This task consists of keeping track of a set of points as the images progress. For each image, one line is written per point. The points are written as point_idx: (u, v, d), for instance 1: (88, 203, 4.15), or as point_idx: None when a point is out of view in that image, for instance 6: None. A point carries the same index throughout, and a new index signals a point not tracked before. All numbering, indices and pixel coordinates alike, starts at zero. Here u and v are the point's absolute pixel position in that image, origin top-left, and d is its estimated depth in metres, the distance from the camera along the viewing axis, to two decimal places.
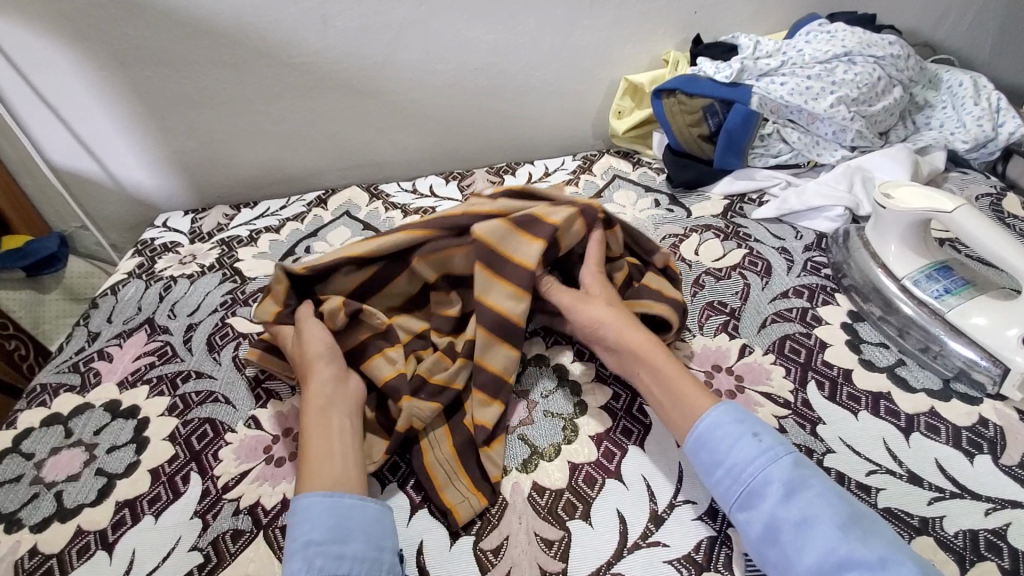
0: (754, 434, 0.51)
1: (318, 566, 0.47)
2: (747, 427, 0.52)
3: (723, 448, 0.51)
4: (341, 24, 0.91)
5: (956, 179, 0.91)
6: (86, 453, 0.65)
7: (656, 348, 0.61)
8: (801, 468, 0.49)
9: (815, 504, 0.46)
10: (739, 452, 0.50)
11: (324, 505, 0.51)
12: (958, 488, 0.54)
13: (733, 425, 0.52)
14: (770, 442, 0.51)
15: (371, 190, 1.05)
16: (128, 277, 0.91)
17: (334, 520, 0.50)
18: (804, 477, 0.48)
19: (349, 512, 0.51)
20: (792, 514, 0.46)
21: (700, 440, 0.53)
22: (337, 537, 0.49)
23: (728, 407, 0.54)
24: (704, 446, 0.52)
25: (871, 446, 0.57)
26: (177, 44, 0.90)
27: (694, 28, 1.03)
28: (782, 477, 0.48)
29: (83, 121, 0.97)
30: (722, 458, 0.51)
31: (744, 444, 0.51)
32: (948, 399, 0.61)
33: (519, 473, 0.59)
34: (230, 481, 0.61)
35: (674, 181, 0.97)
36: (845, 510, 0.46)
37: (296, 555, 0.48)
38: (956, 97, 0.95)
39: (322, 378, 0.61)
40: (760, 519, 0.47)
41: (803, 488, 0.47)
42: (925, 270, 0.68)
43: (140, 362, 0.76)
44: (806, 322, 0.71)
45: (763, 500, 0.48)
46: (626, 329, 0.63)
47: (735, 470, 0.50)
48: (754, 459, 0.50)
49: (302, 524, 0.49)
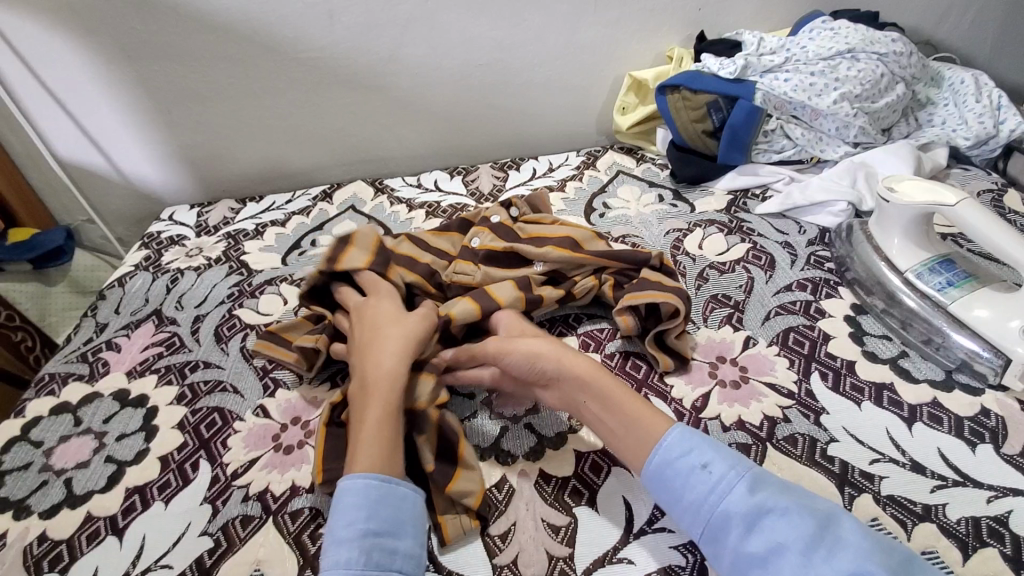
0: (703, 466, 0.49)
1: (373, 557, 0.47)
2: (696, 458, 0.50)
3: (678, 486, 0.50)
4: (348, 20, 0.92)
5: (957, 176, 0.92)
6: (95, 441, 0.66)
7: (603, 376, 0.58)
8: (757, 493, 0.47)
9: (777, 532, 0.44)
10: (693, 489, 0.49)
11: (383, 494, 0.50)
12: (960, 477, 0.54)
13: (681, 460, 0.50)
14: (720, 471, 0.48)
15: (377, 185, 1.06)
16: (135, 269, 0.91)
17: (390, 511, 0.50)
18: (762, 503, 0.46)
19: (402, 503, 0.51)
20: (756, 547, 0.44)
21: (655, 483, 0.51)
22: (394, 532, 0.49)
23: (674, 437, 0.52)
24: (660, 488, 0.51)
25: (874, 435, 0.58)
26: (184, 40, 0.90)
27: (698, 26, 1.04)
28: (739, 508, 0.46)
29: (90, 115, 0.98)
30: (679, 498, 0.49)
31: (696, 479, 0.49)
32: (951, 390, 0.62)
33: (525, 462, 0.59)
34: (239, 469, 0.62)
35: (678, 177, 0.97)
36: (813, 527, 0.44)
37: (349, 544, 0.47)
38: (958, 95, 0.96)
39: (396, 349, 0.60)
40: (728, 557, 0.46)
41: (762, 515, 0.45)
42: (927, 264, 0.69)
43: (148, 352, 0.76)
44: (809, 314, 0.71)
45: (726, 535, 0.46)
46: (569, 356, 0.59)
47: (692, 509, 0.48)
48: (707, 494, 0.48)
49: (357, 510, 0.49)
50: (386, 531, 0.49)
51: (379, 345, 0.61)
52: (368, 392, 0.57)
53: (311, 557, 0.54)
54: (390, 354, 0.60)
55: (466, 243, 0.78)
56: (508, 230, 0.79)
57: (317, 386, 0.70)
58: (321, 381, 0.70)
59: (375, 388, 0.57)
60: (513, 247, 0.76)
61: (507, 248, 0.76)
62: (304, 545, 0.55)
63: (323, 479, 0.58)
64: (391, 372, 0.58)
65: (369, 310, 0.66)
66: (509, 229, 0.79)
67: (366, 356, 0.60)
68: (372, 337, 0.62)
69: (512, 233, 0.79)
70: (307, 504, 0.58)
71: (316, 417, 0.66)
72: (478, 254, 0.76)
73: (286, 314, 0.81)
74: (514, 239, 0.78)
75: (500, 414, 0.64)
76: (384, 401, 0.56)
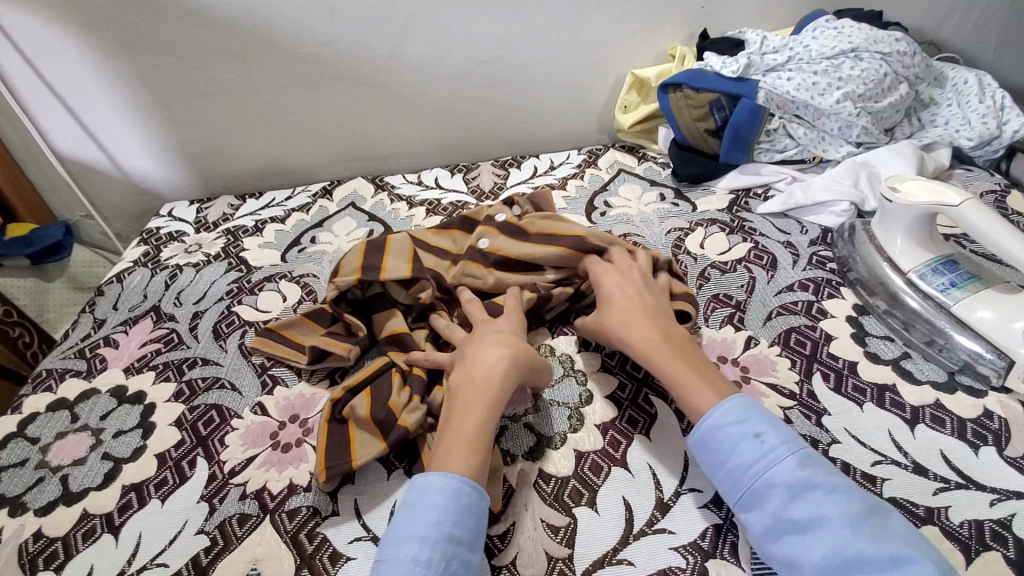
0: (755, 436, 0.52)
1: (450, 565, 0.46)
2: (750, 428, 0.53)
3: (725, 450, 0.53)
4: (349, 15, 0.91)
5: (960, 176, 0.91)
6: (92, 438, 0.66)
7: (662, 355, 0.60)
8: (807, 468, 0.50)
9: (821, 504, 0.47)
10: (741, 454, 0.52)
11: (471, 505, 0.50)
12: (963, 479, 0.54)
13: (734, 427, 0.53)
14: (772, 442, 0.51)
15: (377, 182, 1.05)
16: (134, 265, 0.91)
17: (474, 524, 0.49)
18: (809, 476, 0.49)
19: (484, 519, 0.50)
20: (798, 513, 0.47)
21: (700, 443, 0.54)
22: (472, 545, 0.48)
23: (728, 411, 0.54)
24: (706, 449, 0.54)
25: (876, 437, 0.58)
26: (184, 35, 0.90)
27: (700, 24, 1.03)
28: (786, 478, 0.49)
29: (89, 111, 0.97)
30: (724, 460, 0.52)
31: (746, 446, 0.52)
32: (953, 392, 0.61)
33: (525, 461, 0.59)
34: (237, 466, 0.61)
35: (679, 176, 0.96)
36: (856, 508, 0.47)
37: (433, 545, 0.47)
38: (961, 95, 0.95)
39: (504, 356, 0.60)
40: (766, 520, 0.48)
41: (809, 489, 0.48)
42: (931, 264, 0.68)
43: (146, 349, 0.76)
44: (811, 315, 0.71)
45: (768, 500, 0.49)
46: (644, 324, 0.63)
47: (736, 472, 0.51)
48: (757, 461, 0.51)
49: (445, 514, 0.49)
50: (467, 542, 0.48)
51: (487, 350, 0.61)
52: (467, 393, 0.57)
53: (308, 556, 0.54)
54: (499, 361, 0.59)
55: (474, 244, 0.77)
56: (514, 229, 0.77)
57: (315, 384, 0.69)
58: (320, 379, 0.70)
59: (478, 392, 0.57)
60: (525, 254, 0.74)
61: (516, 253, 0.74)
62: (301, 544, 0.55)
63: (327, 477, 0.57)
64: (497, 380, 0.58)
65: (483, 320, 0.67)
66: (514, 226, 0.77)
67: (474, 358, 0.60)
68: (478, 343, 0.62)
69: (519, 233, 0.77)
70: (304, 502, 0.58)
71: (314, 415, 0.66)
72: (489, 257, 0.75)
73: (286, 311, 0.80)
74: (522, 240, 0.76)
75: None
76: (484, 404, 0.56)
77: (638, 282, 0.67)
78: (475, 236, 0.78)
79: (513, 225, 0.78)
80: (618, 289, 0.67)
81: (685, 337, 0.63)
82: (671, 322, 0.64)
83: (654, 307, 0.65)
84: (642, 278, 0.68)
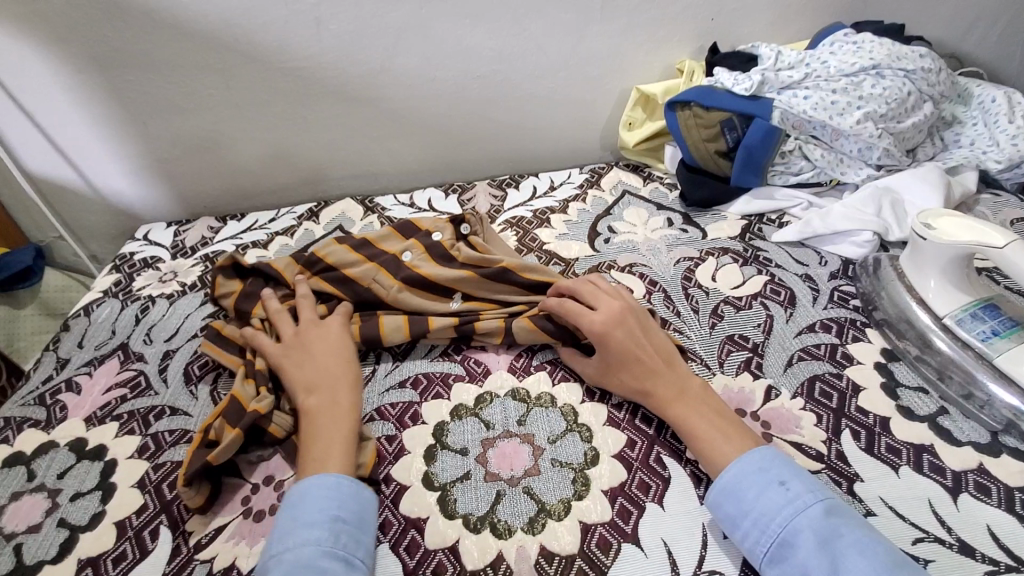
0: (780, 483, 0.49)
1: (339, 540, 0.49)
2: (773, 476, 0.50)
3: (750, 498, 0.49)
4: (336, 28, 0.85)
5: (988, 203, 0.86)
6: (47, 501, 0.59)
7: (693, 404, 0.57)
8: (833, 516, 0.46)
9: (847, 556, 0.44)
10: (765, 502, 0.48)
11: (354, 490, 0.53)
12: (1015, 561, 0.49)
13: (757, 473, 0.50)
14: (796, 490, 0.48)
15: (366, 203, 0.99)
16: (103, 296, 0.84)
17: (358, 506, 0.52)
18: (837, 525, 0.46)
19: (370, 503, 0.53)
20: (826, 567, 0.44)
21: (723, 490, 0.50)
22: (359, 525, 0.51)
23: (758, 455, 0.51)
24: (729, 497, 0.50)
25: (916, 509, 0.52)
26: (159, 48, 0.83)
27: (710, 36, 0.98)
28: (812, 527, 0.46)
29: (59, 127, 0.90)
30: (748, 507, 0.49)
31: (770, 493, 0.49)
32: (998, 455, 0.56)
33: (525, 535, 0.53)
34: (204, 539, 0.55)
35: (687, 200, 0.90)
36: (886, 560, 0.43)
37: (320, 526, 0.49)
38: (988, 114, 0.90)
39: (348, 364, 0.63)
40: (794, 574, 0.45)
41: (836, 538, 0.45)
42: (968, 309, 0.63)
43: (111, 395, 0.69)
44: (835, 360, 0.65)
45: (796, 552, 0.46)
46: (661, 374, 0.59)
47: (761, 522, 0.48)
48: (780, 508, 0.48)
49: (328, 501, 0.51)
50: (354, 524, 0.51)
51: (327, 364, 0.62)
52: (326, 405, 0.58)
53: None
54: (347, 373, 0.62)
55: (396, 255, 0.74)
56: (443, 252, 0.74)
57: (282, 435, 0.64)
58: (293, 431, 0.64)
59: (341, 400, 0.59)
60: (432, 273, 0.72)
61: (429, 272, 0.72)
62: None
63: (184, 480, 0.55)
64: (349, 386, 0.61)
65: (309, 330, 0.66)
66: (444, 250, 0.75)
67: (319, 370, 0.62)
68: (318, 354, 0.63)
69: (445, 253, 0.74)
70: None
71: (290, 476, 0.59)
72: (402, 269, 0.72)
73: None
74: (444, 259, 0.74)
75: (496, 475, 0.57)
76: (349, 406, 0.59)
77: (640, 334, 0.61)
78: (403, 246, 0.75)
79: (446, 247, 0.75)
80: (628, 347, 0.60)
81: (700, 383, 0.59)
82: (680, 367, 0.60)
83: (663, 349, 0.61)
84: (637, 321, 0.63)
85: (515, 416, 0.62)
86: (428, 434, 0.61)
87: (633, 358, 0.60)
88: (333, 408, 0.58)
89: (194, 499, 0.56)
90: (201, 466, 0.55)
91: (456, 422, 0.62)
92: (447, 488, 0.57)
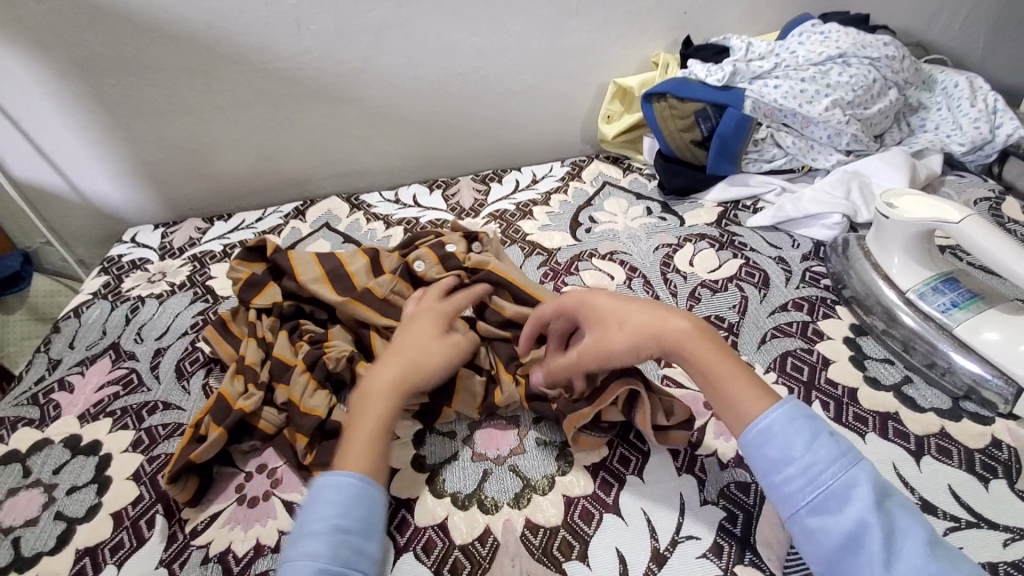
0: (830, 433, 0.45)
1: (339, 554, 0.45)
2: (821, 425, 0.45)
3: (801, 444, 0.44)
4: (318, 28, 0.87)
5: (953, 183, 0.89)
6: (44, 495, 0.60)
7: (697, 348, 0.50)
8: (880, 473, 0.43)
9: (898, 518, 0.41)
10: (820, 452, 0.43)
11: (359, 493, 0.48)
12: (974, 517, 0.52)
13: (804, 423, 0.45)
14: (847, 443, 0.44)
15: (352, 201, 1.00)
16: (93, 298, 0.85)
17: (364, 512, 0.48)
18: (885, 484, 0.43)
19: (378, 505, 0.49)
20: (884, 525, 0.40)
21: (767, 437, 0.45)
22: (363, 531, 0.47)
23: (777, 415, 0.45)
24: (773, 442, 0.44)
25: (882, 472, 0.55)
26: (141, 51, 0.84)
27: (684, 29, 1.00)
28: (868, 482, 0.42)
29: (46, 133, 0.91)
30: (798, 455, 0.43)
31: (822, 442, 0.44)
32: (959, 420, 0.59)
33: (511, 510, 0.55)
34: (200, 525, 0.57)
35: (666, 189, 0.93)
36: (925, 525, 0.42)
37: (320, 537, 0.45)
38: (951, 99, 0.93)
39: (408, 364, 0.56)
40: (840, 527, 0.41)
41: (887, 497, 0.42)
42: (930, 283, 0.66)
43: (103, 393, 0.71)
44: (807, 337, 0.68)
45: (850, 506, 0.41)
46: (659, 321, 0.52)
47: (814, 472, 0.43)
48: (836, 459, 0.43)
49: (331, 507, 0.47)
50: (356, 531, 0.47)
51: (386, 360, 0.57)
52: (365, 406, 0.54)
53: None
54: (395, 369, 0.56)
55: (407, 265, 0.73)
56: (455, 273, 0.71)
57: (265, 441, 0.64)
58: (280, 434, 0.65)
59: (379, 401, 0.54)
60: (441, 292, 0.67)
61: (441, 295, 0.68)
62: None
63: (167, 479, 0.56)
64: (392, 387, 0.55)
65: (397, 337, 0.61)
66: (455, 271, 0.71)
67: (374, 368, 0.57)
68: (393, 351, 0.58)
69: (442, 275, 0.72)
70: (270, 565, 0.53)
71: (283, 464, 0.61)
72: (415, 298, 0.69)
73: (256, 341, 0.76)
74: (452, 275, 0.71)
75: (483, 455, 0.59)
76: (382, 408, 0.54)
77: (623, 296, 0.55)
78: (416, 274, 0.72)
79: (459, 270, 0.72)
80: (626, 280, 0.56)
81: (689, 322, 0.51)
82: (671, 309, 0.53)
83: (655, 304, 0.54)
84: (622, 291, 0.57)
85: None
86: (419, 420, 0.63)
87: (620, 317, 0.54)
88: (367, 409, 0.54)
89: (182, 494, 0.57)
90: (184, 464, 0.57)
91: None
92: (437, 469, 0.59)
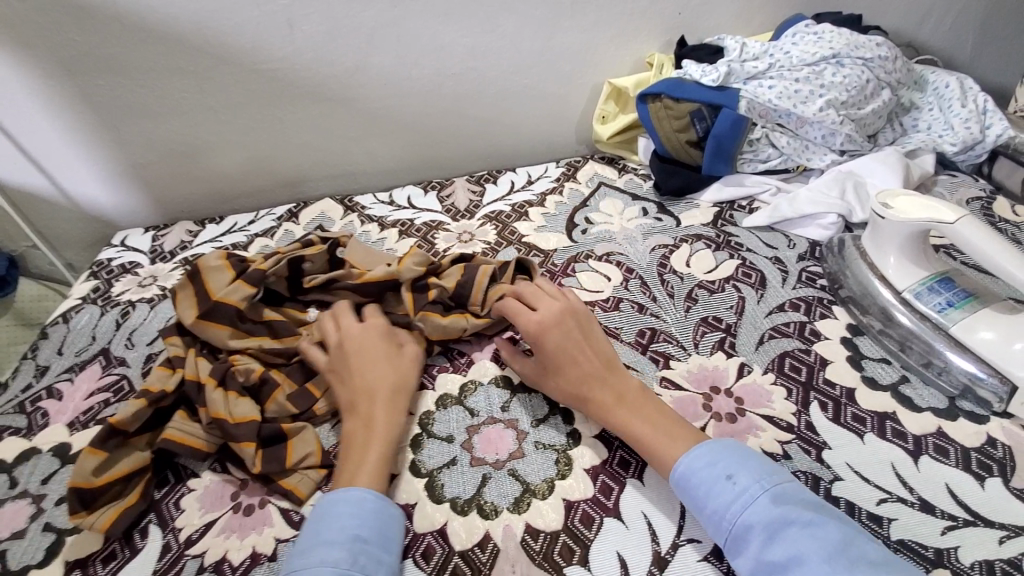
0: (727, 477, 0.49)
1: (358, 561, 0.47)
2: (721, 470, 0.50)
3: (702, 494, 0.49)
4: (309, 28, 0.86)
5: (945, 183, 0.90)
6: (32, 506, 0.59)
7: (619, 412, 0.57)
8: (781, 506, 0.46)
9: (797, 544, 0.43)
10: (717, 497, 0.48)
11: (375, 507, 0.51)
12: (971, 515, 0.52)
13: (705, 471, 0.50)
14: (745, 483, 0.48)
15: (346, 202, 0.99)
16: (82, 303, 0.84)
17: (380, 525, 0.50)
18: (785, 514, 0.45)
19: (392, 522, 0.51)
20: (777, 556, 0.44)
21: (678, 489, 0.51)
22: (380, 543, 0.49)
23: (685, 466, 0.51)
24: (683, 494, 0.51)
25: (880, 472, 0.55)
26: (128, 52, 0.83)
27: (678, 29, 1.00)
28: (762, 518, 0.46)
29: (30, 134, 0.89)
30: (702, 505, 0.49)
31: (720, 489, 0.49)
32: (955, 418, 0.60)
33: (510, 514, 0.55)
34: (194, 534, 0.56)
35: (662, 189, 0.93)
36: (836, 541, 0.43)
37: (338, 545, 0.47)
38: (943, 99, 0.93)
39: (398, 399, 0.60)
40: (747, 566, 0.45)
41: (785, 526, 0.45)
42: (925, 283, 0.66)
43: (93, 400, 0.69)
44: (804, 337, 0.68)
45: (748, 543, 0.46)
46: (590, 385, 0.59)
47: (716, 517, 0.48)
48: (732, 503, 0.48)
49: (349, 518, 0.50)
50: (374, 542, 0.49)
51: (377, 391, 0.60)
52: (363, 439, 0.57)
53: None
54: (388, 405, 0.59)
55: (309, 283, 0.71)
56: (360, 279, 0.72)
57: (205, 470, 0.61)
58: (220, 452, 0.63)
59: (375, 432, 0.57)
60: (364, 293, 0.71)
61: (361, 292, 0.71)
62: None
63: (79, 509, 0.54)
64: (390, 421, 0.58)
65: (366, 358, 0.62)
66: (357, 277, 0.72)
67: (366, 398, 0.59)
68: (373, 382, 0.60)
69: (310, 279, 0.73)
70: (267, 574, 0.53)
71: None
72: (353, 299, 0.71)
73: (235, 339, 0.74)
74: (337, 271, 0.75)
75: (481, 460, 0.59)
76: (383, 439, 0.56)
77: (574, 342, 0.61)
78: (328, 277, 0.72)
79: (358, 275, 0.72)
80: (562, 348, 0.61)
81: (614, 391, 0.58)
82: (603, 374, 0.60)
83: (596, 362, 0.60)
84: (576, 325, 0.63)
85: (498, 403, 0.64)
86: (416, 425, 0.62)
87: (560, 374, 0.60)
88: (371, 438, 0.56)
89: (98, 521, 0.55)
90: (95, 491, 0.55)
91: (442, 411, 0.64)
92: (435, 474, 0.58)
